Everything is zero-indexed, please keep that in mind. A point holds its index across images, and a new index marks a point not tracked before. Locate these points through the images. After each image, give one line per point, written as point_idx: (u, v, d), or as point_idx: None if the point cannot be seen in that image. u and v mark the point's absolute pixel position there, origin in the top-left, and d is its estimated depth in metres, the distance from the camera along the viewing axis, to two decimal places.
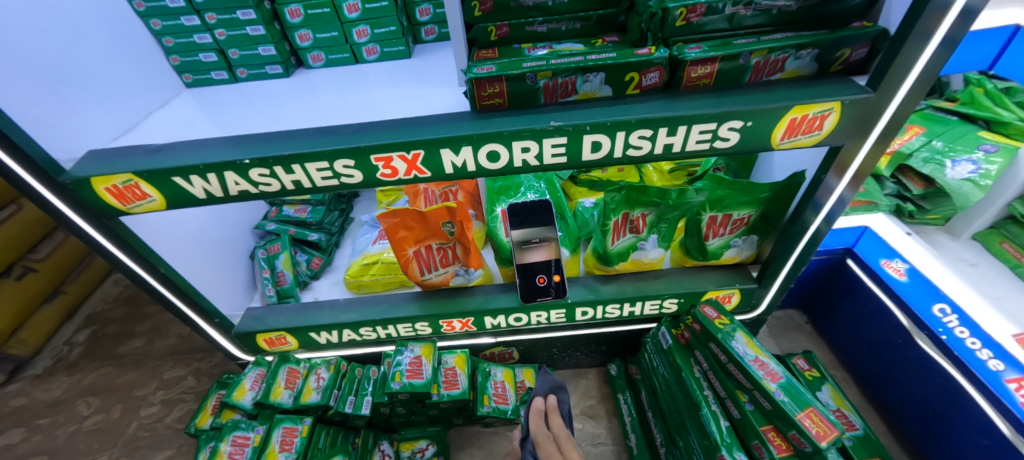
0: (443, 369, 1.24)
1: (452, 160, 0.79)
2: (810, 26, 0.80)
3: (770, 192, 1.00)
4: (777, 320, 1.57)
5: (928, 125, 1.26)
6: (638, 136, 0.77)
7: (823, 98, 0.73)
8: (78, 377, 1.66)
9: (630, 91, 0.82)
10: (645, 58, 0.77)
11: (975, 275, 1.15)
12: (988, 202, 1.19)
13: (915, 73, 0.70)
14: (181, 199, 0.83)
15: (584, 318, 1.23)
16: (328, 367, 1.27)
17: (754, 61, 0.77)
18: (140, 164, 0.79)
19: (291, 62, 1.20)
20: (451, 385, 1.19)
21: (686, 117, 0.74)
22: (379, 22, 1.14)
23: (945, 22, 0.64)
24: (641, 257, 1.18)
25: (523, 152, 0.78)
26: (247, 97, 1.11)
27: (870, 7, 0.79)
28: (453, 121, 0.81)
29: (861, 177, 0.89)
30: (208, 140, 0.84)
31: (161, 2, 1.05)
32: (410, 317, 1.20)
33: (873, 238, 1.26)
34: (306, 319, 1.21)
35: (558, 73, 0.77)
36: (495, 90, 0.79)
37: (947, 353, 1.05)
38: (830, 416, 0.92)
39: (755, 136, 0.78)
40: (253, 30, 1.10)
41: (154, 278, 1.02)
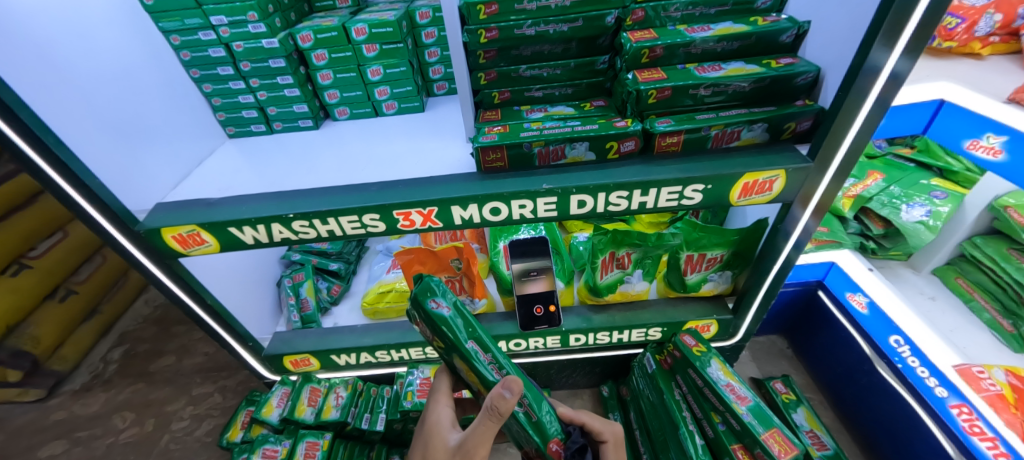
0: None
1: (461, 214, 0.94)
2: (763, 101, 0.95)
3: (739, 236, 1.14)
4: (760, 345, 1.68)
5: (887, 170, 1.40)
6: (617, 196, 0.92)
7: (769, 167, 0.89)
8: (113, 393, 1.80)
9: (612, 156, 0.97)
10: (622, 130, 0.93)
11: (932, 309, 1.28)
12: (942, 241, 1.31)
13: (858, 124, 0.82)
14: (233, 244, 0.99)
15: (577, 344, 1.36)
16: (346, 387, 1.41)
17: (714, 132, 0.93)
18: (202, 216, 0.95)
19: (320, 116, 1.37)
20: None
21: (656, 182, 0.90)
22: (397, 83, 1.31)
23: (878, 82, 0.75)
24: (628, 289, 1.32)
25: (520, 208, 0.93)
26: (283, 149, 1.28)
27: (813, 87, 0.94)
28: (462, 181, 0.96)
29: (824, 209, 0.97)
30: (258, 195, 1.00)
31: (213, 70, 1.22)
32: (421, 342, 1.33)
33: (839, 273, 1.38)
34: (329, 342, 1.36)
35: (550, 142, 0.93)
36: (497, 156, 0.95)
37: (904, 380, 1.17)
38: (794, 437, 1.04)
39: (716, 196, 0.93)
40: (290, 92, 1.27)
41: (200, 306, 1.17)
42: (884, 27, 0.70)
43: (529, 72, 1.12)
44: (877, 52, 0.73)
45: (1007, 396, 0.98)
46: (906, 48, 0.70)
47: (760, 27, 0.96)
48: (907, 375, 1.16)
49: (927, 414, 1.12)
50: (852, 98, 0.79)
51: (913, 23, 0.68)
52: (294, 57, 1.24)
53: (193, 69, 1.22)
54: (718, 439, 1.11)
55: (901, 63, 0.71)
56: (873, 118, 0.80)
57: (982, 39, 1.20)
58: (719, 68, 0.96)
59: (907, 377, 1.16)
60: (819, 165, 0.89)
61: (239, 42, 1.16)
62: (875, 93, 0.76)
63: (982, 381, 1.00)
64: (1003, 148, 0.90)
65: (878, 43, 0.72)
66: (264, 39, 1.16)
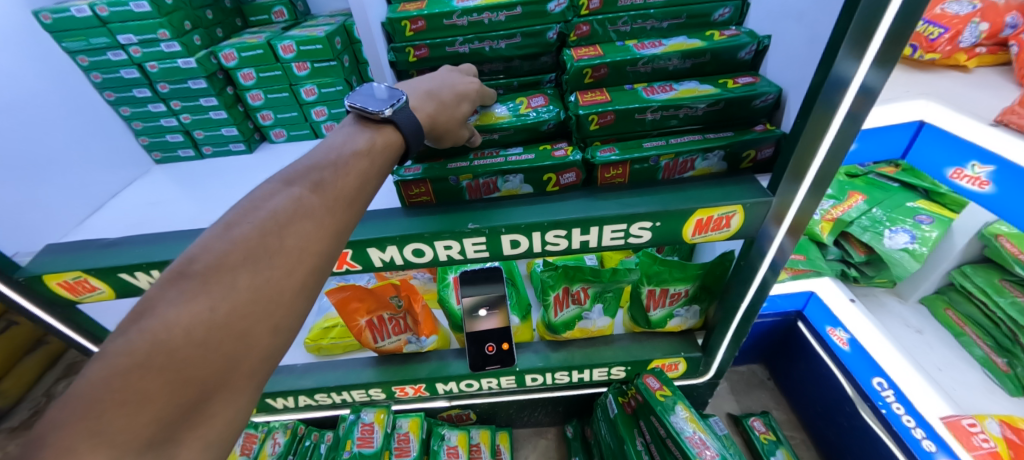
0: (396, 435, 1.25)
1: (380, 256, 0.84)
2: (719, 125, 0.85)
3: (701, 270, 1.04)
4: (738, 375, 1.57)
5: (870, 191, 1.28)
6: (554, 235, 0.81)
7: (724, 202, 0.78)
8: None
9: (551, 188, 0.87)
10: (560, 161, 0.83)
11: (920, 345, 1.16)
12: (929, 269, 1.21)
13: (824, 150, 0.70)
14: (129, 291, 0.88)
15: (535, 384, 1.25)
16: (285, 432, 1.30)
17: (664, 162, 0.83)
18: (90, 260, 0.85)
19: (254, 138, 1.28)
20: (403, 452, 1.22)
21: (597, 219, 0.79)
22: (335, 103, 1.21)
23: (847, 96, 0.62)
24: (588, 325, 1.21)
25: (446, 249, 0.83)
26: (211, 177, 1.18)
27: (775, 109, 0.84)
28: (384, 218, 0.85)
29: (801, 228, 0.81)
30: (159, 234, 0.90)
31: (129, 92, 1.12)
32: (364, 384, 1.22)
33: (818, 303, 1.27)
34: (264, 385, 1.24)
35: (479, 175, 0.83)
36: (421, 190, 0.85)
37: (888, 427, 1.06)
38: None
39: (667, 233, 0.82)
40: (216, 114, 1.17)
41: None
42: (849, 34, 0.58)
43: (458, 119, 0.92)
44: (844, 63, 0.61)
45: (1000, 452, 0.88)
46: (876, 58, 0.58)
47: (715, 42, 0.85)
48: (892, 422, 1.05)
49: None
50: (820, 108, 0.67)
51: (881, 32, 0.55)
52: (218, 77, 1.14)
53: (108, 92, 1.13)
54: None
55: (871, 78, 0.60)
56: (841, 140, 0.68)
57: (967, 50, 1.09)
58: (670, 89, 0.85)
59: (892, 425, 1.05)
60: (791, 174, 0.75)
61: (153, 63, 1.06)
62: (843, 108, 0.64)
63: (974, 437, 0.89)
64: (989, 179, 0.80)
65: (844, 52, 0.60)
66: (179, 59, 1.06)
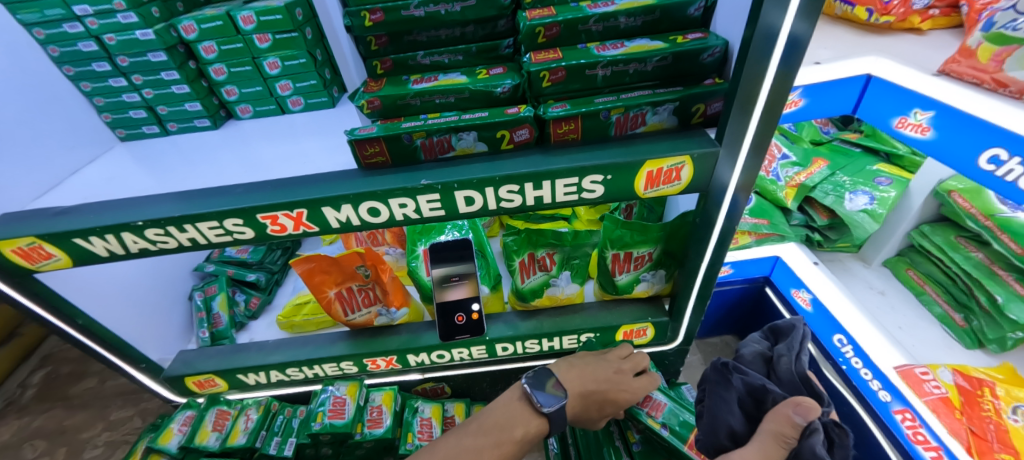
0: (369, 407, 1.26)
1: (336, 216, 0.84)
2: (670, 81, 0.86)
3: (664, 232, 1.05)
4: (712, 347, 1.58)
5: (832, 157, 1.32)
6: (507, 191, 0.82)
7: (672, 153, 0.79)
8: (26, 420, 1.67)
9: (506, 146, 0.87)
10: (512, 117, 0.83)
11: (881, 304, 1.18)
12: (889, 230, 1.21)
13: (763, 97, 0.72)
14: (86, 258, 0.88)
15: (506, 354, 1.26)
16: (258, 408, 1.29)
17: (615, 117, 0.84)
18: (43, 226, 0.84)
19: (220, 115, 1.28)
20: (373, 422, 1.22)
21: (548, 173, 0.80)
22: (299, 76, 1.21)
23: (776, 48, 0.65)
24: (557, 293, 1.22)
25: (401, 207, 0.83)
26: (174, 152, 1.17)
27: (725, 64, 0.85)
28: (339, 179, 0.86)
29: (751, 182, 0.85)
30: (114, 201, 0.89)
31: (88, 66, 1.11)
32: (335, 357, 1.22)
33: (784, 268, 1.28)
34: (234, 361, 1.24)
35: (432, 133, 0.83)
36: (376, 150, 0.85)
37: (849, 383, 1.08)
38: None
39: (618, 187, 0.83)
40: (178, 88, 1.16)
41: (73, 329, 1.06)
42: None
43: (417, 98, 0.95)
44: (769, 15, 0.63)
45: (952, 400, 0.89)
46: (799, 9, 0.60)
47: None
48: (851, 377, 1.07)
49: (871, 419, 1.03)
50: (751, 64, 0.68)
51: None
52: (179, 50, 1.13)
53: (66, 66, 1.11)
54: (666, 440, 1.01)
55: (797, 27, 0.62)
56: (778, 88, 0.71)
57: (921, 12, 1.11)
58: (621, 46, 0.86)
59: (852, 380, 1.07)
60: (732, 138, 0.78)
61: (111, 34, 1.06)
62: (774, 62, 0.67)
63: (926, 383, 0.91)
64: (930, 126, 0.82)
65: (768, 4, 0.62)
66: (137, 30, 1.05)
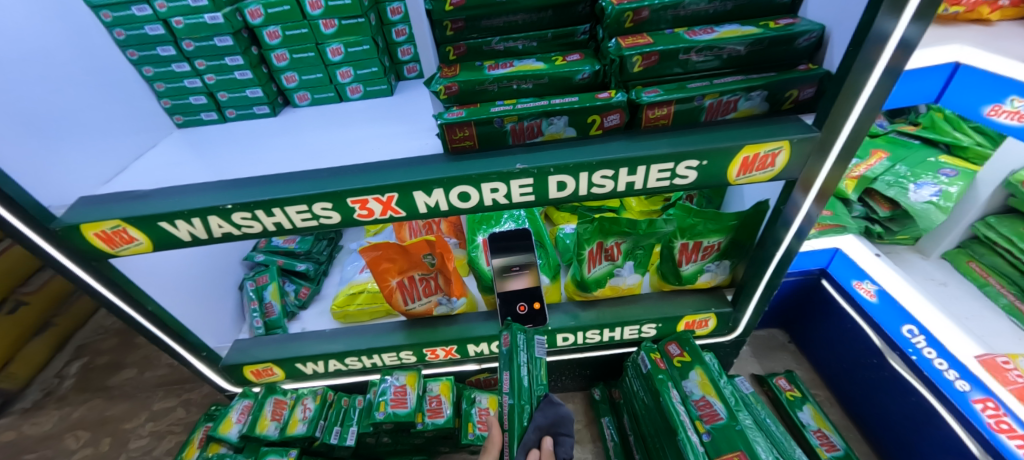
0: (427, 397, 1.25)
1: (425, 200, 0.83)
2: (759, 67, 0.85)
3: (737, 220, 1.04)
4: (759, 340, 1.58)
5: (892, 149, 1.30)
6: (601, 176, 0.81)
7: (771, 138, 0.78)
8: (67, 410, 1.66)
9: (594, 131, 0.87)
10: (605, 102, 0.82)
11: (944, 295, 1.18)
12: (953, 222, 1.22)
13: (864, 98, 0.74)
14: (168, 242, 0.87)
15: (566, 344, 1.26)
16: (314, 398, 1.29)
17: (708, 102, 0.83)
18: (128, 210, 0.83)
19: (279, 102, 1.25)
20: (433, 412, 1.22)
21: (645, 158, 0.79)
22: (360, 63, 1.20)
23: (885, 52, 0.67)
24: (619, 283, 1.22)
25: (492, 192, 0.83)
26: (234, 138, 1.16)
27: (816, 50, 0.84)
28: (426, 163, 0.85)
29: (827, 195, 0.90)
30: (194, 185, 0.88)
31: (153, 50, 1.11)
32: (395, 347, 1.22)
33: (844, 259, 1.28)
34: (292, 350, 1.24)
35: (524, 117, 0.82)
36: (465, 134, 0.84)
37: (918, 373, 1.09)
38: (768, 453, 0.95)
39: (712, 173, 0.82)
40: (241, 74, 1.15)
41: (141, 315, 1.05)
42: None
43: (494, 84, 0.93)
44: (883, 20, 0.65)
45: None
46: (915, 13, 0.62)
47: None
48: (922, 367, 1.07)
49: (945, 409, 1.03)
50: (853, 77, 0.72)
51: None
52: (244, 35, 1.12)
53: (130, 50, 1.11)
54: (736, 428, 0.98)
55: (911, 32, 0.64)
56: (880, 91, 0.73)
57: (991, 3, 1.09)
58: (712, 31, 0.85)
59: (922, 370, 1.07)
60: (831, 127, 0.78)
61: (179, 18, 1.04)
62: (881, 64, 0.69)
63: (1009, 372, 0.89)
64: None
65: (884, 9, 0.64)
66: (206, 14, 1.04)
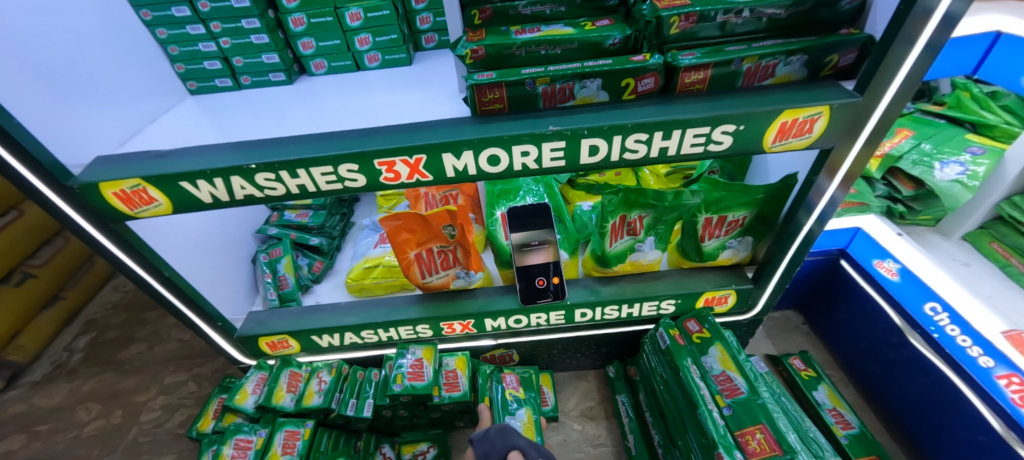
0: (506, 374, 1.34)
1: (454, 164, 0.81)
2: (801, 31, 0.83)
3: (765, 194, 1.02)
4: (773, 321, 1.58)
5: (917, 127, 1.29)
6: (635, 140, 0.79)
7: (812, 102, 0.76)
8: (77, 383, 1.65)
9: (626, 96, 0.85)
10: (640, 64, 0.80)
11: (967, 274, 1.17)
12: (976, 202, 1.21)
13: (903, 75, 0.72)
14: (188, 203, 0.85)
15: (584, 320, 1.24)
16: (329, 371, 1.27)
17: (746, 67, 0.80)
18: (147, 169, 0.81)
19: (294, 70, 1.22)
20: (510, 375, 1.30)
21: (681, 121, 0.77)
22: (380, 30, 1.17)
23: (929, 26, 0.65)
24: (639, 259, 1.20)
25: (522, 156, 0.81)
26: (250, 103, 1.13)
27: (858, 13, 0.82)
28: (455, 126, 0.83)
29: (853, 178, 0.90)
30: (214, 146, 0.86)
31: (167, 11, 1.07)
32: (411, 320, 1.21)
33: (865, 239, 1.27)
34: (309, 322, 1.22)
35: (556, 79, 0.80)
36: (495, 96, 0.82)
37: (940, 351, 1.08)
38: (789, 436, 0.92)
39: (748, 139, 0.81)
40: (257, 38, 1.12)
41: (158, 281, 1.03)
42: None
43: (522, 48, 0.90)
44: None
45: None
46: None
47: None
48: (945, 345, 1.06)
49: (967, 384, 1.02)
50: (892, 56, 0.71)
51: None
52: None
53: (143, 10, 1.07)
54: (757, 402, 0.99)
55: (955, 8, 0.62)
56: (920, 67, 0.71)
57: None
58: None
59: (944, 348, 1.06)
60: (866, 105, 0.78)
61: None
62: (922, 40, 0.67)
63: None
64: None
65: None
66: None
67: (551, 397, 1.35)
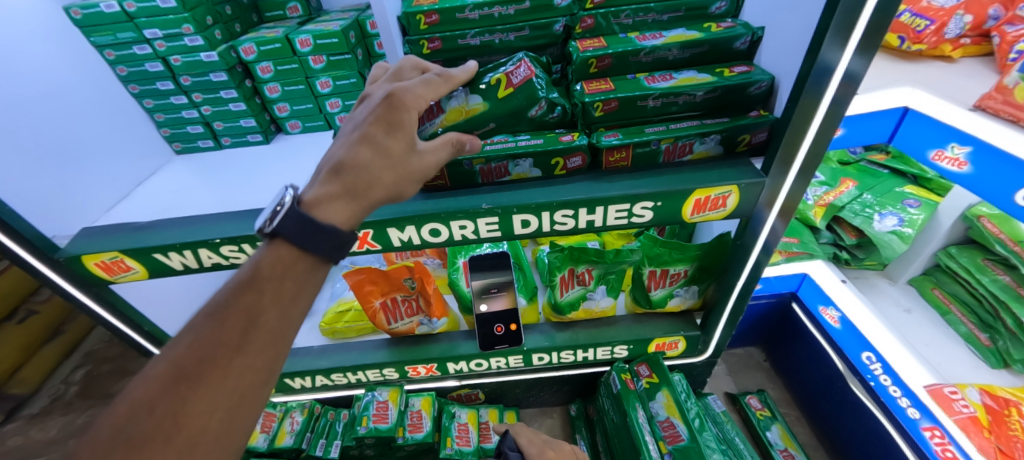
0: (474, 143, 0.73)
1: (399, 236, 0.89)
2: (719, 112, 0.90)
3: (702, 251, 1.09)
4: (736, 358, 1.63)
5: (860, 177, 1.35)
6: (562, 215, 0.87)
7: (720, 183, 0.84)
8: (72, 417, 1.74)
9: (559, 172, 0.92)
10: (567, 145, 0.88)
11: (906, 322, 1.22)
12: (916, 250, 1.26)
13: (813, 130, 0.75)
14: (162, 271, 0.93)
15: (542, 363, 1.31)
16: (302, 411, 1.36)
17: (664, 146, 0.88)
18: (126, 242, 0.90)
19: (271, 130, 1.33)
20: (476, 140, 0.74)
21: (602, 199, 0.84)
22: (349, 94, 1.27)
23: (832, 82, 0.68)
24: (592, 306, 1.27)
25: (460, 229, 0.89)
26: (231, 164, 1.24)
27: (769, 97, 0.89)
28: (401, 200, 0.91)
29: (792, 208, 0.88)
30: (187, 218, 0.95)
31: (152, 85, 1.18)
32: (378, 363, 1.28)
33: (811, 285, 1.33)
34: (283, 365, 1.30)
35: (491, 159, 0.88)
36: (437, 174, 0.90)
37: (876, 399, 1.13)
38: None
39: (667, 213, 0.88)
40: (235, 106, 1.22)
41: (138, 334, 1.12)
42: (834, 26, 0.64)
43: None
44: (829, 51, 0.66)
45: (980, 419, 0.92)
46: (858, 47, 0.63)
47: (713, 33, 0.91)
48: (879, 394, 1.11)
49: (900, 433, 1.08)
50: (807, 95, 0.73)
51: (862, 22, 0.61)
52: (238, 70, 1.19)
53: (131, 85, 1.18)
54: (698, 450, 1.03)
55: (855, 64, 0.65)
56: (825, 129, 0.75)
57: (952, 40, 1.12)
58: (670, 78, 0.91)
59: (879, 396, 1.12)
60: (781, 162, 0.81)
61: (177, 56, 1.13)
62: (829, 95, 0.70)
63: (955, 403, 0.94)
64: (968, 160, 0.86)
65: (830, 40, 0.66)
66: (201, 53, 1.12)
67: None
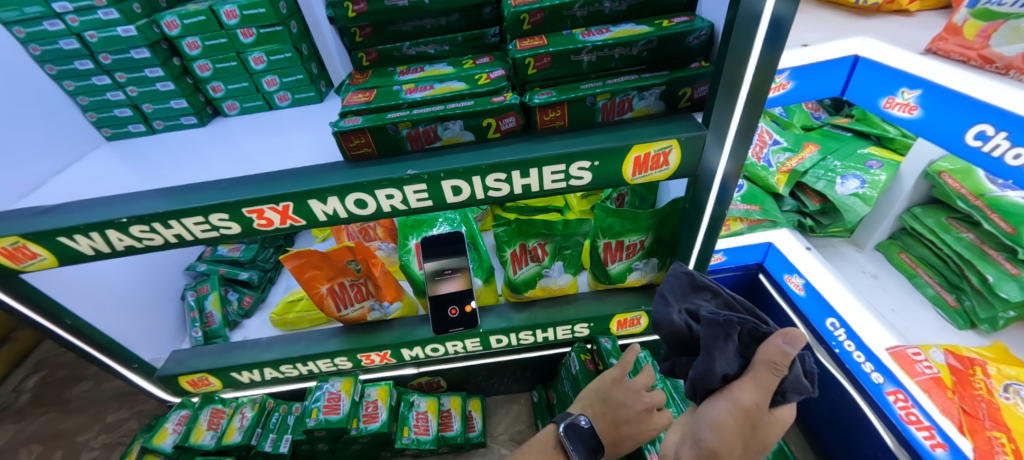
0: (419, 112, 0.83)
1: (322, 208, 0.84)
2: (660, 66, 0.85)
3: (655, 219, 1.04)
4: None
5: (824, 141, 1.31)
6: (494, 179, 0.82)
7: (659, 137, 0.79)
8: (22, 425, 1.66)
9: (492, 135, 0.87)
10: (498, 105, 0.82)
11: (873, 288, 1.18)
12: (881, 213, 1.22)
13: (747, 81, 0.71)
14: (71, 257, 0.87)
15: (500, 346, 1.25)
16: (253, 406, 1.28)
17: (601, 103, 0.83)
18: (27, 225, 0.83)
19: (207, 112, 1.26)
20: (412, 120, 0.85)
21: (536, 160, 0.79)
22: (286, 71, 1.20)
23: (760, 28, 0.63)
24: (550, 284, 1.22)
25: (388, 199, 0.83)
26: (163, 148, 1.17)
27: (711, 48, 0.84)
28: (327, 171, 0.85)
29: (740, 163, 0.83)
30: (97, 199, 0.88)
31: (71, 65, 1.11)
32: (329, 352, 1.21)
33: (776, 254, 1.27)
34: (228, 359, 1.23)
35: (418, 123, 0.82)
36: (361, 141, 0.84)
37: (841, 366, 1.10)
38: None
39: (606, 173, 0.83)
40: (163, 85, 1.15)
41: (62, 329, 1.06)
42: None
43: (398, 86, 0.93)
44: None
45: (944, 379, 0.89)
46: None
47: None
48: (844, 360, 1.09)
49: (864, 400, 1.06)
50: (735, 43, 0.67)
51: None
52: (163, 47, 1.12)
53: (48, 65, 1.11)
54: None
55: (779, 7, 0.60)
56: (761, 75, 0.70)
57: None
58: (607, 32, 0.85)
59: (844, 363, 1.09)
60: (718, 121, 0.77)
61: (93, 32, 1.05)
62: (759, 39, 0.65)
63: (918, 364, 0.90)
64: (918, 104, 0.81)
65: None
66: (119, 27, 1.04)
67: (478, 423, 1.37)
